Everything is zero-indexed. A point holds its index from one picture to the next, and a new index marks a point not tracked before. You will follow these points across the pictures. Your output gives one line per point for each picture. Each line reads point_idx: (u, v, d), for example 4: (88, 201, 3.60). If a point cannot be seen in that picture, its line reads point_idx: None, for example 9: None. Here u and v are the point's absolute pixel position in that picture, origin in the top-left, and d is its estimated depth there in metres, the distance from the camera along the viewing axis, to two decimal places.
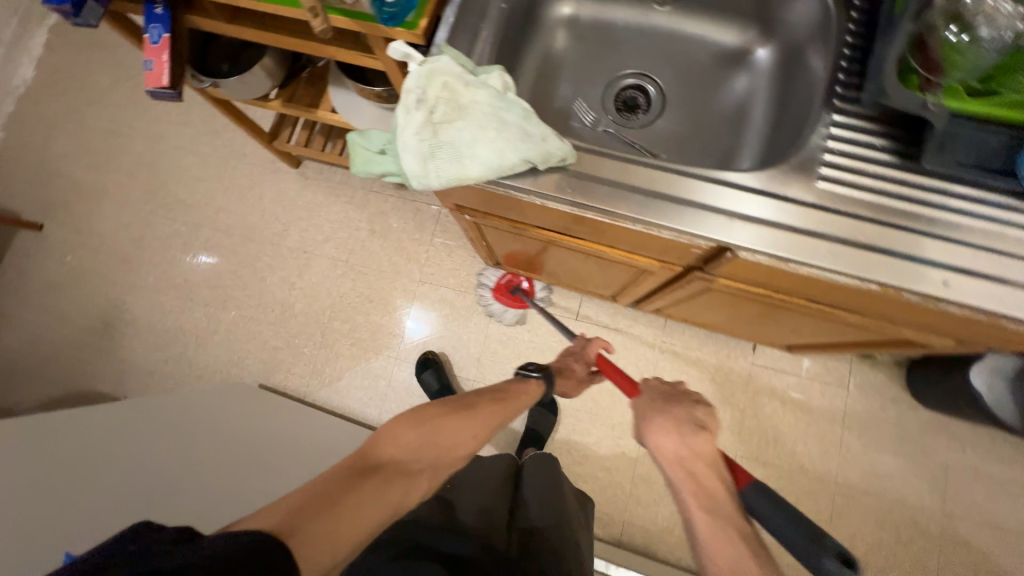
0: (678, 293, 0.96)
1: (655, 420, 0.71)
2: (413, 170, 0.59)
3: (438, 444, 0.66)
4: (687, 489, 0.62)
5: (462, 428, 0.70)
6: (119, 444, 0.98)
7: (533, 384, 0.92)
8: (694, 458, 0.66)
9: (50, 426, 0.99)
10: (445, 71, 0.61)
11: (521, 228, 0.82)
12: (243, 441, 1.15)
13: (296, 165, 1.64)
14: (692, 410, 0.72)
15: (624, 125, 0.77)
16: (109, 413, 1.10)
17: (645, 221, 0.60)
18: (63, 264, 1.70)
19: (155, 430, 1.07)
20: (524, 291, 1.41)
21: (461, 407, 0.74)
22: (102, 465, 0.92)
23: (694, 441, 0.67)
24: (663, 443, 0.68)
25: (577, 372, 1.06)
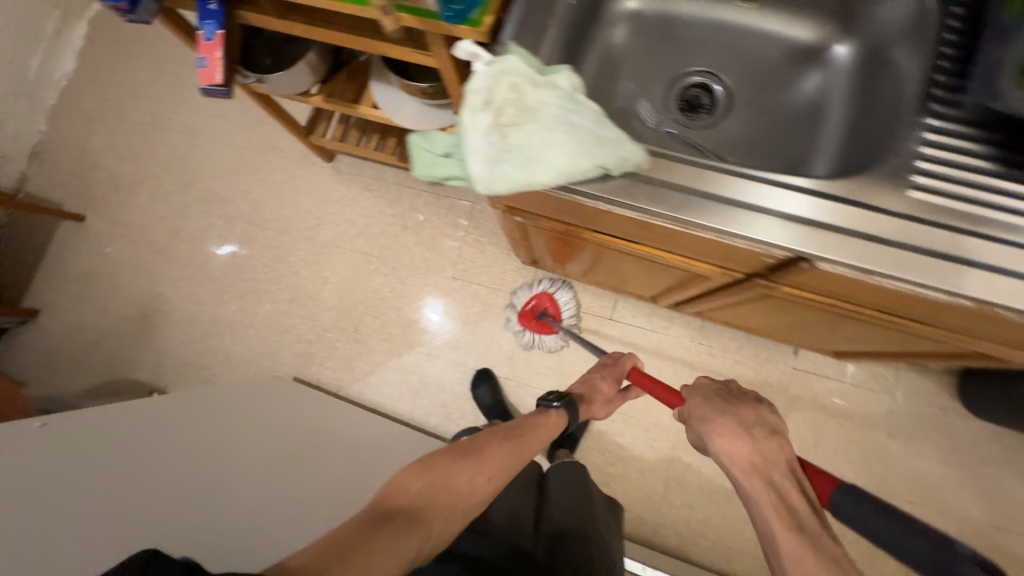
0: (728, 298, 0.94)
1: (719, 425, 0.72)
2: (480, 175, 0.58)
3: (451, 488, 0.73)
4: (768, 501, 0.62)
5: (472, 470, 0.78)
6: (178, 446, 0.99)
7: (552, 415, 1.02)
8: (760, 458, 0.67)
9: (110, 419, 1.00)
10: (514, 71, 0.59)
11: (574, 230, 0.81)
12: (295, 442, 1.16)
13: (329, 159, 1.64)
14: (756, 412, 0.74)
15: (688, 125, 0.74)
16: (162, 410, 1.10)
17: (719, 230, 0.58)
18: (102, 255, 1.74)
19: (209, 432, 1.07)
20: (551, 315, 1.40)
21: (471, 453, 0.81)
22: (166, 465, 0.93)
23: (766, 447, 0.68)
24: (733, 451, 0.69)
25: (605, 390, 1.12)
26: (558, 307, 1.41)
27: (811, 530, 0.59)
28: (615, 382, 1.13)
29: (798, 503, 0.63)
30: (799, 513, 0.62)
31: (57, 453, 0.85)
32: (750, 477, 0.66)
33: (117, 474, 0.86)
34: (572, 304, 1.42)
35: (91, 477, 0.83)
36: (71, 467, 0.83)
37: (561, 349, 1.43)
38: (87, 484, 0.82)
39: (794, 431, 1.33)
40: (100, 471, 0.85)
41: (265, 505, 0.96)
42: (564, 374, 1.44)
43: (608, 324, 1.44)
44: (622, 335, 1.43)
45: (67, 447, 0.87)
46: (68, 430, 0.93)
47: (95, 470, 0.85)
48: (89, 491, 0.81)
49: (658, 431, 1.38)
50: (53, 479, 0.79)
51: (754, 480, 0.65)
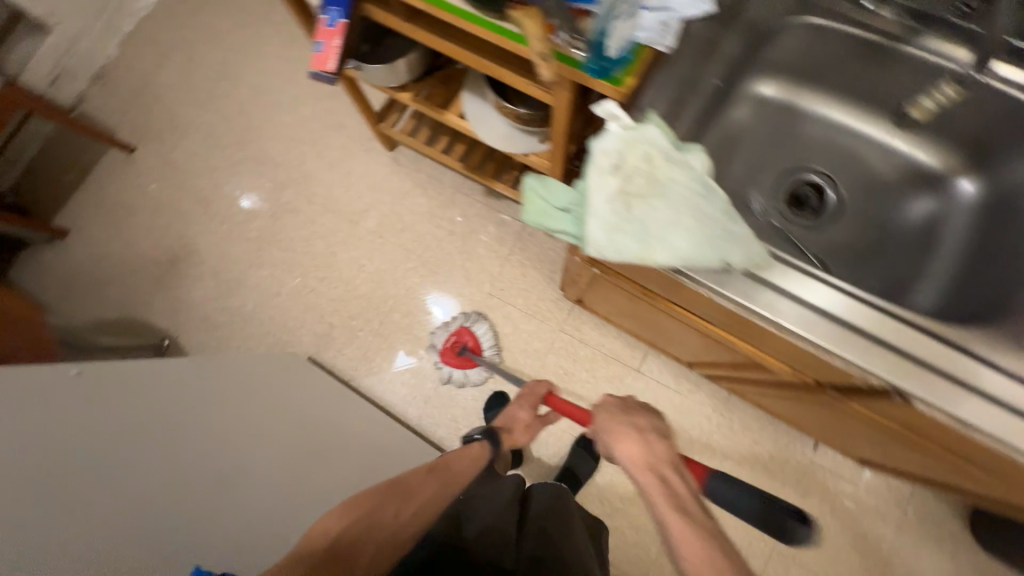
0: (775, 390, 0.92)
1: (619, 432, 0.80)
2: (598, 239, 0.56)
3: (375, 524, 0.76)
4: (658, 493, 0.70)
5: (397, 504, 0.80)
6: (190, 426, 0.90)
7: (473, 446, 1.02)
8: (646, 451, 0.76)
9: (122, 381, 0.91)
10: (652, 142, 0.58)
11: (650, 297, 0.79)
12: (308, 432, 1.09)
13: (391, 148, 1.63)
14: (647, 418, 0.83)
15: (793, 221, 0.76)
16: (179, 373, 1.01)
17: (820, 345, 0.59)
18: (143, 191, 1.72)
19: (225, 408, 0.99)
20: (469, 349, 1.45)
21: (399, 487, 0.82)
22: (175, 455, 0.84)
23: (657, 447, 0.77)
24: (628, 450, 0.77)
25: (522, 419, 1.14)
26: (478, 342, 1.46)
27: (693, 513, 0.67)
28: (532, 407, 1.15)
29: (683, 491, 0.70)
30: (683, 499, 0.69)
31: (61, 422, 0.75)
32: (644, 473, 0.73)
33: (123, 462, 0.77)
34: (493, 338, 1.47)
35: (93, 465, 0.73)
36: (74, 446, 0.74)
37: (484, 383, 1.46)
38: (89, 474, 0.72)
39: None
40: (106, 455, 0.76)
41: (269, 516, 0.90)
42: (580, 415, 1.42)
43: (634, 375, 1.43)
44: (645, 389, 1.42)
45: (75, 415, 0.78)
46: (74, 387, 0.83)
47: (100, 454, 0.75)
48: (89, 485, 0.71)
49: None
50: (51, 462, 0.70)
51: (649, 478, 0.73)
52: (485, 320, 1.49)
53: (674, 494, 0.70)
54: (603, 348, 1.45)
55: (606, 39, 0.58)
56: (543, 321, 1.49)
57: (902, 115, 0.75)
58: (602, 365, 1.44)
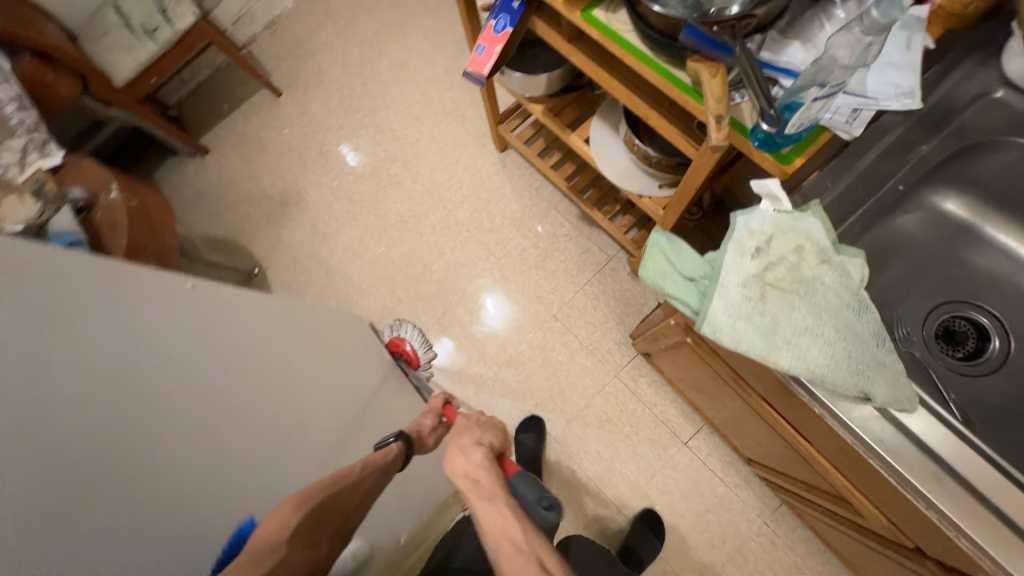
0: (850, 528, 0.81)
1: (454, 447, 0.76)
2: (719, 322, 0.52)
3: (328, 516, 0.71)
4: (472, 496, 0.66)
5: (341, 498, 0.74)
6: (250, 396, 0.80)
7: (388, 450, 0.86)
8: (462, 459, 0.73)
9: (206, 314, 0.78)
10: (807, 235, 0.52)
11: (740, 385, 0.73)
12: (337, 420, 1.01)
13: (501, 149, 1.66)
14: (476, 432, 0.80)
15: (938, 359, 0.64)
16: (254, 317, 0.90)
17: (944, 516, 0.50)
18: (277, 133, 1.89)
19: (279, 377, 0.89)
20: (404, 361, 1.40)
21: (342, 481, 0.75)
22: (229, 429, 0.73)
23: (476, 454, 0.74)
24: (455, 462, 0.73)
25: (427, 425, 0.99)
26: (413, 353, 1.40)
27: (498, 499, 0.65)
28: (437, 416, 1.02)
29: (490, 483, 0.68)
30: (494, 493, 0.65)
31: (145, 359, 0.63)
32: (463, 481, 0.69)
33: (185, 426, 0.65)
34: (426, 345, 1.43)
35: (161, 430, 0.62)
36: (147, 398, 0.62)
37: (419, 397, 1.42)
38: (156, 442, 0.61)
39: None
40: (175, 419, 0.64)
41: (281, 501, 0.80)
42: (613, 467, 1.34)
43: (680, 448, 1.33)
44: (688, 465, 1.32)
45: (157, 354, 0.66)
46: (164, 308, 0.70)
47: (170, 416, 0.64)
48: (155, 457, 0.60)
49: None
50: (127, 413, 0.58)
51: (467, 485, 0.69)
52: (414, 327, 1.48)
53: (482, 489, 0.67)
54: (655, 409, 1.37)
55: (790, 114, 0.52)
56: (600, 361, 1.43)
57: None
58: (648, 426, 1.36)
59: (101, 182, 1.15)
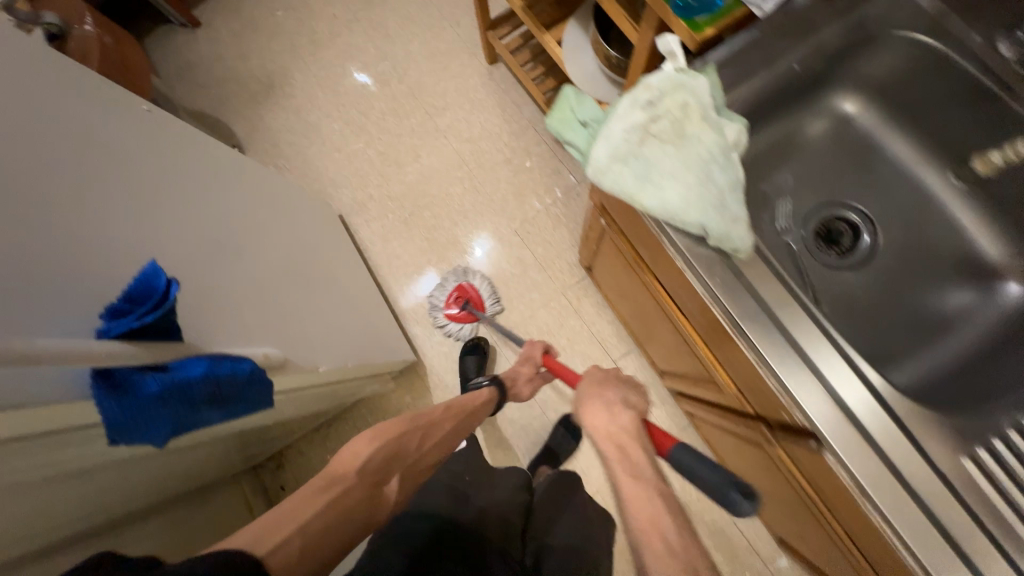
0: (721, 419, 0.90)
1: (592, 399, 0.71)
2: (597, 160, 0.56)
3: (403, 452, 0.76)
4: (614, 459, 0.62)
5: (419, 436, 0.79)
6: (192, 214, 0.80)
7: (482, 395, 0.98)
8: (606, 417, 0.67)
9: (154, 133, 0.80)
10: (694, 93, 0.56)
11: (641, 265, 0.79)
12: (293, 266, 1.03)
13: (491, 62, 1.64)
14: (619, 390, 0.73)
15: (811, 252, 0.68)
16: (196, 155, 0.89)
17: (761, 356, 0.55)
18: (271, 15, 1.86)
19: (230, 218, 0.89)
20: (472, 304, 1.45)
21: (423, 420, 0.82)
22: (166, 231, 0.73)
23: (622, 416, 0.67)
24: (594, 419, 0.68)
25: (523, 372, 1.10)
26: (479, 298, 1.46)
27: (648, 480, 0.59)
28: (534, 364, 1.12)
29: (645, 465, 0.61)
30: (645, 477, 0.59)
31: (52, 127, 0.60)
32: (607, 443, 0.64)
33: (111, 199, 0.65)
34: (491, 291, 1.47)
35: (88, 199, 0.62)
36: (63, 161, 0.60)
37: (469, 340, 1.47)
38: (75, 208, 0.60)
39: None
40: (88, 194, 0.62)
41: (247, 320, 0.81)
42: None
43: (608, 365, 1.42)
44: None
45: (87, 133, 0.65)
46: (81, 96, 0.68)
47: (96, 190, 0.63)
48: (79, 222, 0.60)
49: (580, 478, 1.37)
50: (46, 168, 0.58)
51: (608, 447, 0.64)
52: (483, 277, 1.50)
53: (640, 475, 0.60)
54: (593, 327, 1.45)
55: None
56: (551, 277, 1.50)
57: (964, 166, 0.64)
58: (584, 342, 1.44)
59: (75, 14, 1.16)
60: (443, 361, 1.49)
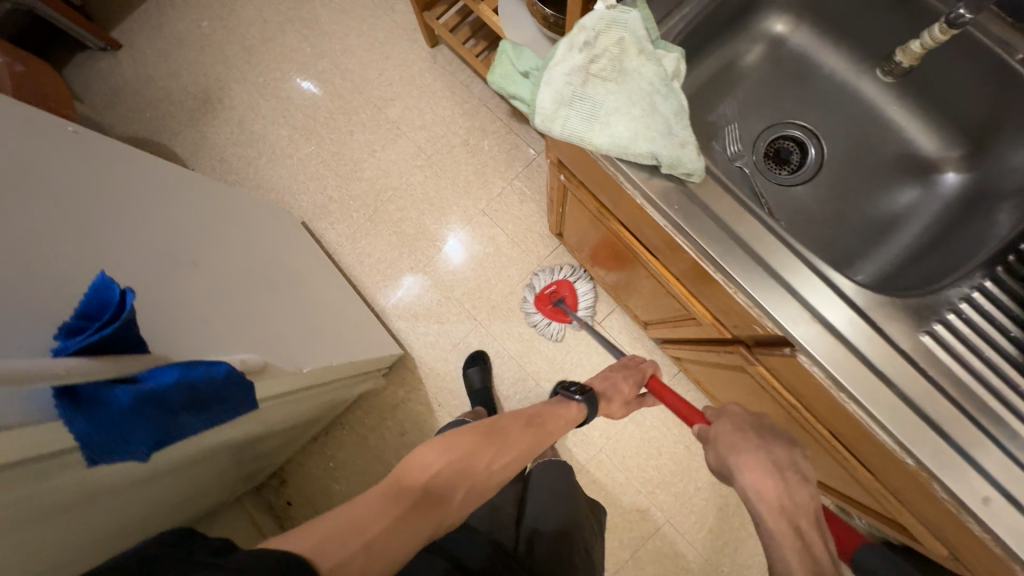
0: (705, 355, 0.92)
1: (745, 452, 0.63)
2: (543, 107, 0.57)
3: (472, 469, 0.67)
4: (789, 544, 0.52)
5: (492, 453, 0.71)
6: (141, 224, 0.78)
7: (571, 409, 0.91)
8: (770, 483, 0.58)
9: (83, 154, 0.77)
10: (628, 27, 0.56)
11: (605, 215, 0.79)
12: (256, 273, 0.99)
13: (432, 45, 1.62)
14: (787, 451, 0.63)
15: (763, 173, 0.71)
16: (133, 169, 0.86)
17: (726, 273, 0.57)
18: (196, 27, 1.77)
19: (182, 231, 0.86)
20: (566, 305, 1.39)
21: (498, 435, 0.74)
22: (114, 250, 0.70)
23: (797, 491, 0.58)
24: (754, 480, 0.59)
25: (624, 394, 1.01)
26: (576, 297, 1.41)
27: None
28: (637, 383, 1.01)
29: (829, 561, 0.51)
30: (826, 570, 0.49)
31: None
32: (773, 517, 0.55)
33: (39, 224, 0.62)
34: (591, 299, 1.41)
35: (24, 215, 0.61)
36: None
37: (548, 337, 1.44)
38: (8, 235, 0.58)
39: (700, 504, 1.36)
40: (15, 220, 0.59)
41: (218, 333, 0.79)
42: (532, 345, 1.46)
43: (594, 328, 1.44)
44: (600, 342, 1.43)
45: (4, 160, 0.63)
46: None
47: (31, 207, 0.63)
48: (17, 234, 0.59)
49: (582, 441, 1.41)
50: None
51: (777, 522, 0.55)
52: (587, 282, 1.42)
53: (818, 564, 0.50)
54: None
55: None
56: (525, 252, 1.50)
57: (888, 61, 0.65)
58: None
59: None
60: (432, 350, 1.48)
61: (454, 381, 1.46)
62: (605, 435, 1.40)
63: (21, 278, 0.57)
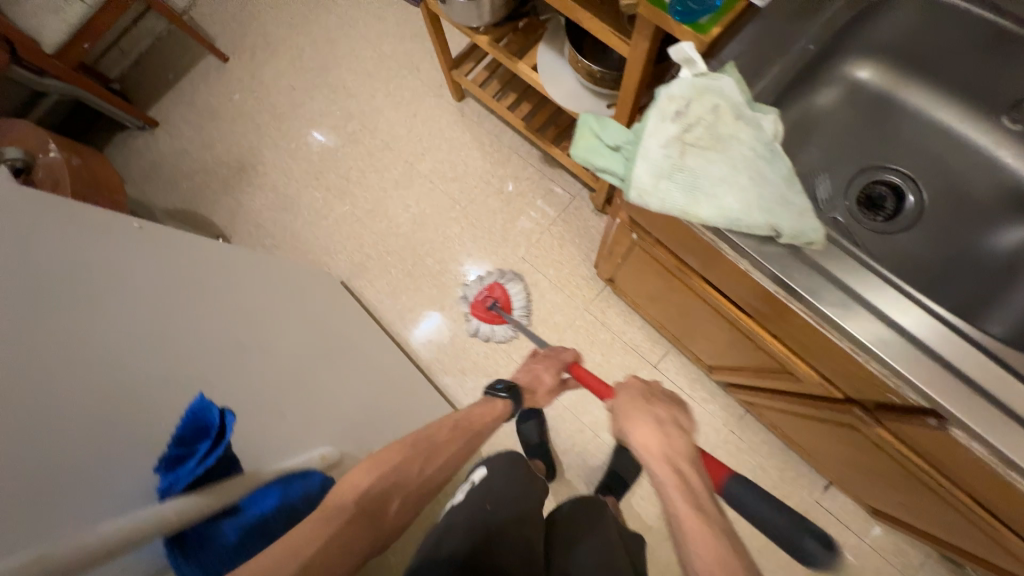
0: (794, 406, 0.87)
1: (636, 417, 0.71)
2: (641, 181, 0.54)
3: (404, 481, 0.67)
4: (673, 485, 0.62)
5: (422, 459, 0.70)
6: (210, 322, 0.78)
7: (496, 407, 0.87)
8: (656, 437, 0.67)
9: (161, 251, 0.80)
10: (723, 93, 0.54)
11: (685, 271, 0.76)
12: (316, 348, 0.97)
13: (459, 98, 1.65)
14: (668, 410, 0.73)
15: (858, 220, 0.68)
16: (205, 257, 0.87)
17: (857, 343, 0.53)
18: (228, 99, 1.84)
19: (249, 317, 0.86)
20: (500, 307, 1.43)
21: (425, 443, 0.72)
22: (198, 359, 0.71)
23: (675, 440, 0.68)
24: (644, 437, 0.68)
25: (545, 382, 0.95)
26: (508, 299, 1.45)
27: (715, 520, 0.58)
28: (557, 367, 0.96)
29: (701, 489, 0.62)
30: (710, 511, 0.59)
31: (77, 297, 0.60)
32: (661, 464, 0.65)
33: (145, 350, 0.65)
34: (524, 300, 1.45)
35: (110, 337, 0.61)
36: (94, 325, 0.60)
37: (484, 339, 1.46)
38: (113, 369, 0.59)
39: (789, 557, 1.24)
40: (124, 350, 0.62)
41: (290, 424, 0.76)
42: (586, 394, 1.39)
43: (649, 371, 1.38)
44: (658, 385, 1.37)
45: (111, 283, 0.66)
46: (77, 237, 0.67)
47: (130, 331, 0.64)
48: (116, 368, 0.60)
49: (650, 494, 1.32)
50: (65, 321, 0.57)
51: (666, 472, 0.64)
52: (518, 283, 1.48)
53: (693, 492, 0.61)
54: (624, 336, 1.42)
55: None
56: (570, 296, 1.46)
57: (1016, 108, 0.64)
58: (619, 353, 1.40)
59: (40, 143, 1.13)
60: None
61: (509, 436, 1.40)
62: None
63: (105, 412, 0.56)
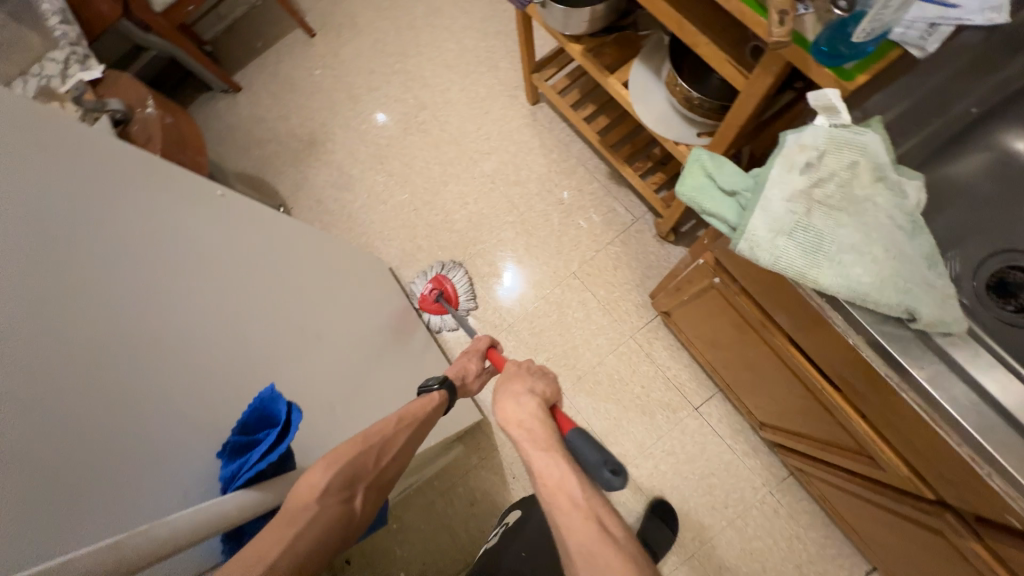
0: (861, 488, 0.79)
1: (507, 392, 0.66)
2: (756, 234, 0.50)
3: (360, 473, 0.64)
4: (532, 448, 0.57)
5: (376, 452, 0.67)
6: (269, 300, 0.78)
7: (432, 398, 0.79)
8: (513, 405, 0.63)
9: (237, 220, 0.81)
10: (865, 150, 0.49)
11: (770, 327, 0.71)
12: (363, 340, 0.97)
13: (533, 102, 1.62)
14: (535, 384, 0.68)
15: (983, 305, 0.62)
16: (275, 233, 0.89)
17: (980, 452, 0.47)
18: (309, 73, 1.88)
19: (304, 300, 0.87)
20: (444, 298, 1.47)
21: (376, 436, 0.67)
22: (253, 336, 0.72)
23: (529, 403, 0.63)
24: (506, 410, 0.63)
25: (471, 371, 0.90)
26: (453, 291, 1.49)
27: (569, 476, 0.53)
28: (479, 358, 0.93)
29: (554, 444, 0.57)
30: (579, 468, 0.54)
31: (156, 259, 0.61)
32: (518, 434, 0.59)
33: (205, 321, 0.65)
34: (468, 288, 1.50)
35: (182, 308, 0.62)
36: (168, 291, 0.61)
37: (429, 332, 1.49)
38: (179, 338, 0.60)
39: None
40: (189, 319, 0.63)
41: None
42: (619, 424, 1.33)
43: (690, 413, 1.32)
44: (697, 429, 1.30)
45: (187, 249, 0.67)
46: (166, 198, 0.69)
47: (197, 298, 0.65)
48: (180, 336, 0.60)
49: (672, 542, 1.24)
50: (144, 283, 0.58)
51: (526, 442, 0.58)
52: (462, 272, 1.52)
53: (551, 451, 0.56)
54: (668, 371, 1.36)
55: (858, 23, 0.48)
56: (616, 320, 1.41)
57: None
58: (660, 388, 1.34)
59: (138, 97, 1.17)
60: None
61: None
62: (699, 539, 1.23)
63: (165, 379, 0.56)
